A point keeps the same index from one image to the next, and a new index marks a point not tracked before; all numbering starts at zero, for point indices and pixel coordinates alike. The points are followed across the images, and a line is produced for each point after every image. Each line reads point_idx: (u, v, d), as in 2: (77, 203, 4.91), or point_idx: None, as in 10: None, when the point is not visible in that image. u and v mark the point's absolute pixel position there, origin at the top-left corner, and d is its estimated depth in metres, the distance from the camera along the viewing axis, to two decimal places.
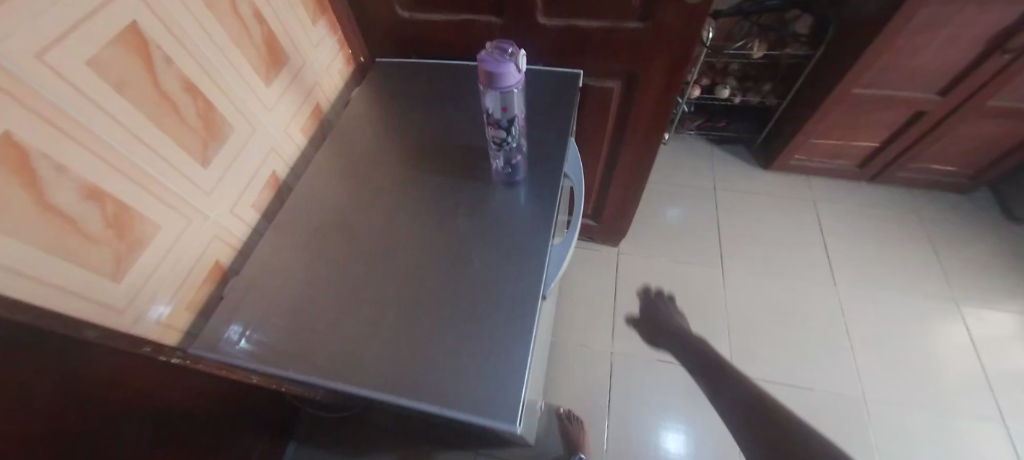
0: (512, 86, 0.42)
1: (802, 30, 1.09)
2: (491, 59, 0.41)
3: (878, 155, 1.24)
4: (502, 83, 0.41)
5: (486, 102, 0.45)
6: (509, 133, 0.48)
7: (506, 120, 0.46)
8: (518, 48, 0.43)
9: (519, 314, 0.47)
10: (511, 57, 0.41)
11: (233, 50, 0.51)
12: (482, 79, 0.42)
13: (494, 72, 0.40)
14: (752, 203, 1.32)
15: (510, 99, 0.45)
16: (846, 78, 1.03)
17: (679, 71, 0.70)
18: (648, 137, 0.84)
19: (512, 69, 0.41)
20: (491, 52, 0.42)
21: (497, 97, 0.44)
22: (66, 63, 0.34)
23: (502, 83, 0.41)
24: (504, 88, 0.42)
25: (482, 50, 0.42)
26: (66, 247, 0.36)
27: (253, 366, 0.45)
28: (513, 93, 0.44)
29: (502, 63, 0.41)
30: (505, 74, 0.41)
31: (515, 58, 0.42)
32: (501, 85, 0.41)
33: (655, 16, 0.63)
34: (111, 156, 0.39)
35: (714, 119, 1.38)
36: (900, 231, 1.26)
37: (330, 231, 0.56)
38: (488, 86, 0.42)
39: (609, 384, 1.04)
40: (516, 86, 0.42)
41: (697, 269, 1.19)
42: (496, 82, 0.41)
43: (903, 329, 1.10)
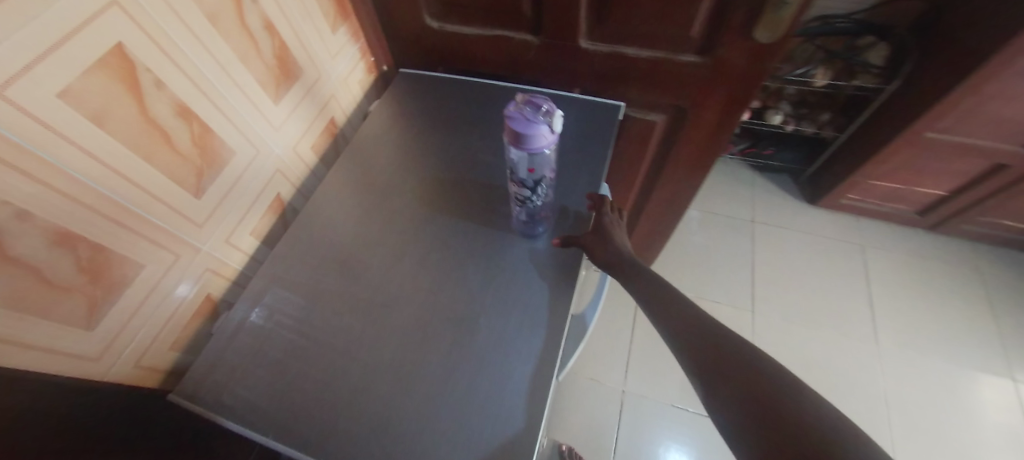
0: (544, 148, 0.36)
1: (876, 61, 0.98)
2: (522, 118, 0.36)
3: (944, 205, 1.11)
4: (529, 146, 0.36)
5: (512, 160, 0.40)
6: (533, 192, 0.42)
7: (532, 180, 0.40)
8: (554, 105, 0.37)
9: (527, 398, 0.42)
10: (545, 117, 0.36)
11: (238, 67, 0.46)
12: (510, 139, 0.36)
13: (521, 134, 0.35)
14: (793, 241, 1.22)
15: (539, 160, 0.39)
16: (922, 119, 0.92)
17: (736, 111, 0.62)
18: (690, 175, 0.76)
19: (544, 131, 0.35)
20: (522, 109, 0.37)
21: (524, 158, 0.39)
22: (31, 98, 0.30)
23: (528, 146, 0.36)
24: (531, 151, 0.36)
25: (512, 106, 0.37)
26: (29, 300, 0.32)
27: (233, 425, 0.42)
28: (543, 155, 0.38)
29: (533, 123, 0.35)
30: (536, 136, 0.35)
31: (549, 118, 0.36)
32: (528, 149, 0.36)
33: (716, 51, 0.54)
34: (86, 195, 0.35)
35: (760, 145, 1.24)
36: (958, 290, 1.14)
37: (329, 269, 0.51)
38: (515, 146, 0.37)
39: (616, 424, 0.99)
40: (548, 147, 0.37)
41: (725, 310, 1.11)
42: (522, 144, 0.36)
43: (952, 402, 0.98)
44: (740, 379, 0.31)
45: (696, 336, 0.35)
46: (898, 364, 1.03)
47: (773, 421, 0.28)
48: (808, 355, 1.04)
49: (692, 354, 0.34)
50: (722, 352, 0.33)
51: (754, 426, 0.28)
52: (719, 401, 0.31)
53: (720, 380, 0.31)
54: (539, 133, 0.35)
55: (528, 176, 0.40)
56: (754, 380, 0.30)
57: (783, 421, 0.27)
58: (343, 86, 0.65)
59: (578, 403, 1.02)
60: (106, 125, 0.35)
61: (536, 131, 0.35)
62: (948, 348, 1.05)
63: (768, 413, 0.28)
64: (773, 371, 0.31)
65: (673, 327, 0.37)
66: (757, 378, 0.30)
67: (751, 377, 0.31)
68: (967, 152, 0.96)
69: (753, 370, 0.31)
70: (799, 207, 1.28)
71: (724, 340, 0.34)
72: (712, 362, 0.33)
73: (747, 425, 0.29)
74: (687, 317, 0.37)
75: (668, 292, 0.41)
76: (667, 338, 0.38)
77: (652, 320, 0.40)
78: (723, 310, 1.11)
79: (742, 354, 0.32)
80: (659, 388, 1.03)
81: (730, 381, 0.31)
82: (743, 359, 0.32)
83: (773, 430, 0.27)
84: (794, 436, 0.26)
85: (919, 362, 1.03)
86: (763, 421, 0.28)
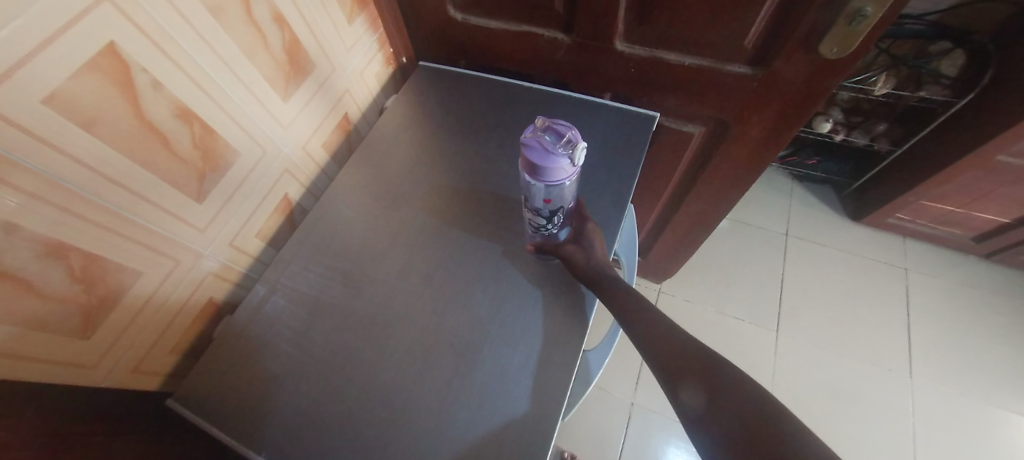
0: (562, 181, 0.34)
1: (948, 71, 0.88)
2: (540, 148, 0.34)
3: (1004, 233, 1.01)
4: (548, 178, 0.34)
5: (528, 190, 0.38)
6: (549, 219, 0.42)
7: (548, 211, 0.40)
8: (577, 133, 0.35)
9: (532, 440, 0.39)
10: (566, 148, 0.34)
11: (244, 63, 0.43)
12: (528, 171, 0.34)
13: (539, 166, 0.33)
14: (828, 259, 1.14)
15: (556, 192, 0.37)
16: (997, 139, 0.82)
17: (785, 129, 0.55)
18: (724, 191, 0.70)
19: (564, 165, 0.33)
20: (541, 136, 0.35)
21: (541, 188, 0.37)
22: (12, 105, 0.27)
23: (547, 178, 0.34)
24: (550, 184, 0.34)
25: (529, 133, 0.35)
26: (19, 312, 0.31)
27: (228, 441, 0.40)
28: (562, 185, 0.36)
29: (553, 155, 0.33)
30: (555, 170, 0.33)
31: (570, 148, 0.34)
32: (546, 181, 0.34)
33: (769, 63, 0.48)
34: (78, 204, 0.33)
35: (803, 154, 1.16)
36: (1010, 326, 1.04)
37: (333, 279, 0.49)
38: (532, 177, 0.35)
39: (622, 436, 0.96)
40: (567, 179, 0.35)
41: (747, 328, 1.05)
42: (541, 177, 0.34)
43: (990, 446, 0.92)
44: (714, 386, 0.33)
45: (668, 346, 0.37)
46: (933, 401, 0.96)
47: (748, 425, 0.31)
48: (833, 383, 0.98)
49: (664, 364, 0.36)
50: (693, 362, 0.35)
51: (731, 433, 0.31)
52: (698, 410, 0.33)
53: (697, 388, 0.34)
54: (559, 165, 0.33)
55: (546, 208, 0.39)
56: (727, 388, 0.33)
57: (756, 425, 0.30)
58: (359, 80, 0.62)
59: (584, 411, 0.99)
60: (97, 130, 0.33)
61: (555, 163, 0.33)
62: (990, 390, 0.97)
63: (744, 420, 0.31)
64: (740, 378, 0.34)
65: (642, 336, 0.39)
66: (729, 386, 0.33)
67: (724, 385, 0.33)
68: None
69: (724, 379, 0.34)
70: (839, 222, 1.19)
71: (694, 349, 0.36)
72: (686, 372, 0.35)
73: (726, 433, 0.31)
74: (658, 326, 0.39)
75: (636, 299, 0.42)
76: (637, 346, 0.39)
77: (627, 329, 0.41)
78: (745, 328, 1.05)
79: (711, 362, 0.35)
80: (669, 404, 1.00)
81: (706, 389, 0.33)
82: (714, 367, 0.35)
83: (751, 435, 0.30)
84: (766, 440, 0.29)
85: (956, 401, 0.96)
86: (741, 427, 0.31)
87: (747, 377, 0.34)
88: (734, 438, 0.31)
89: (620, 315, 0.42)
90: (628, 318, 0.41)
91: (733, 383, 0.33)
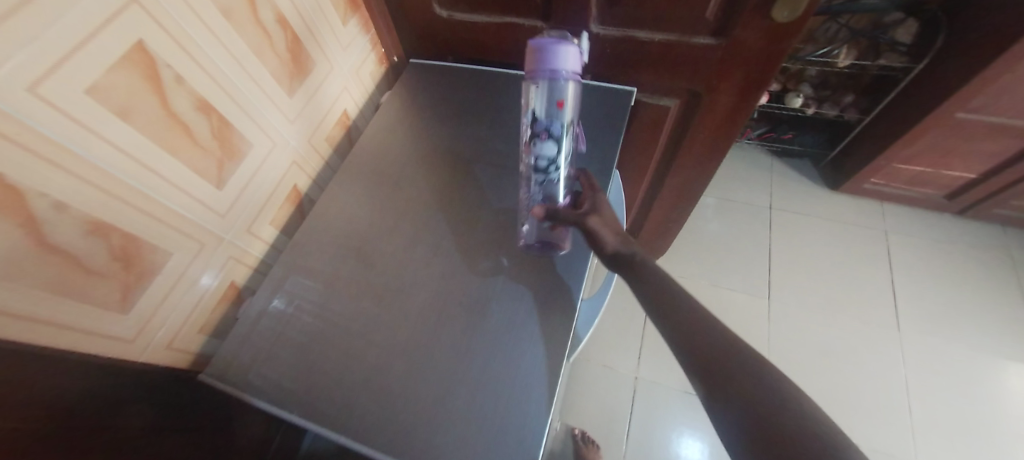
0: (563, 69, 0.45)
1: (903, 39, 0.94)
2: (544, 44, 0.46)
3: (971, 189, 1.08)
4: (556, 64, 0.45)
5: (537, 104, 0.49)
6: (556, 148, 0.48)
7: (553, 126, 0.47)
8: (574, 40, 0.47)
9: (539, 381, 0.43)
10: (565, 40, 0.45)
11: (253, 61, 0.47)
12: (535, 60, 0.45)
13: (543, 48, 0.44)
14: (812, 227, 1.19)
15: (563, 90, 0.47)
16: (953, 98, 0.88)
17: (752, 94, 0.60)
18: (704, 161, 0.75)
19: (564, 47, 0.45)
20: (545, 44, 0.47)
21: (547, 86, 0.47)
22: (61, 94, 0.31)
23: (556, 65, 0.45)
24: (555, 70, 0.45)
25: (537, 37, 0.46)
26: (69, 284, 0.35)
27: (260, 406, 0.44)
28: (565, 81, 0.47)
29: (556, 43, 0.45)
30: (556, 53, 0.44)
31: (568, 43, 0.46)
32: (554, 66, 0.45)
33: (730, 33, 0.53)
34: (115, 187, 0.36)
35: (779, 130, 1.22)
36: (987, 276, 1.10)
37: (346, 256, 0.53)
38: (539, 66, 0.45)
39: (630, 411, 1.00)
40: (567, 69, 0.46)
41: (740, 297, 1.09)
42: (550, 60, 0.45)
43: (978, 390, 0.96)
44: (749, 395, 0.32)
45: (703, 343, 0.36)
46: (921, 352, 1.01)
47: (777, 437, 0.30)
48: (826, 341, 1.02)
49: (697, 361, 0.36)
50: (729, 363, 0.35)
51: (756, 440, 0.30)
52: (722, 411, 0.33)
53: (725, 391, 0.33)
54: (566, 52, 0.45)
55: (553, 117, 0.48)
56: (763, 399, 0.32)
57: (787, 438, 0.29)
58: (355, 78, 0.66)
59: (590, 388, 1.03)
60: (130, 119, 0.36)
61: (563, 51, 0.45)
62: (972, 336, 1.03)
63: (772, 432, 0.30)
64: (783, 391, 0.32)
65: (676, 329, 0.39)
66: (766, 398, 0.32)
67: (759, 394, 0.32)
68: (1002, 132, 0.92)
69: (764, 390, 0.32)
70: (819, 192, 1.24)
71: (734, 351, 0.35)
72: (708, 367, 0.35)
73: (750, 441, 0.31)
74: (696, 321, 0.38)
75: (664, 286, 0.42)
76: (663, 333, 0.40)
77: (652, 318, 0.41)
78: (738, 298, 1.09)
79: (737, 360, 0.35)
80: (672, 374, 1.04)
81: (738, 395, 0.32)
82: (755, 374, 0.33)
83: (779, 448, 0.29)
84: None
85: (942, 349, 1.01)
86: (768, 438, 0.30)
87: (794, 392, 0.32)
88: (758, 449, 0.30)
89: (653, 307, 0.42)
90: (662, 312, 0.41)
91: (773, 394, 0.32)
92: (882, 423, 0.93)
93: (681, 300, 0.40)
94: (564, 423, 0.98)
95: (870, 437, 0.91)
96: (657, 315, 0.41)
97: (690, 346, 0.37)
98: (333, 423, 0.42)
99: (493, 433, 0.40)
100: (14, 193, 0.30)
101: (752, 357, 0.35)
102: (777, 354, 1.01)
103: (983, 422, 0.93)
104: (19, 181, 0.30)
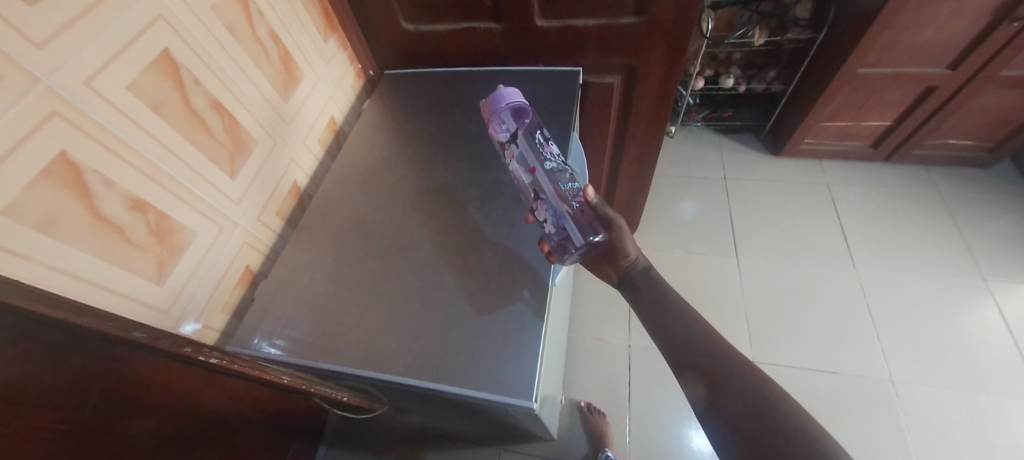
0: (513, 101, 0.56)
1: (802, 15, 1.14)
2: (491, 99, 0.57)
3: (890, 135, 1.25)
4: (508, 100, 0.56)
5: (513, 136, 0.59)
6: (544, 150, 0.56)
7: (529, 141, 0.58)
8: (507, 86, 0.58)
9: (530, 301, 0.50)
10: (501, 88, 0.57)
11: (253, 70, 0.56)
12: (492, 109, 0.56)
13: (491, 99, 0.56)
14: (763, 190, 1.33)
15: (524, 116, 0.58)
16: (851, 58, 1.05)
17: (678, 60, 0.72)
18: (652, 128, 0.86)
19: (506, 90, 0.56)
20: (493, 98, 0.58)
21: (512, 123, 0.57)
22: (110, 88, 0.38)
23: (515, 97, 0.56)
24: (512, 103, 0.56)
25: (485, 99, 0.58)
26: (116, 253, 0.41)
27: (288, 360, 0.50)
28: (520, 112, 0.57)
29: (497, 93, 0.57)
30: (502, 95, 0.56)
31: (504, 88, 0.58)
32: (510, 101, 0.56)
33: (649, 11, 0.65)
34: (152, 170, 0.43)
35: (720, 109, 1.41)
36: (919, 208, 1.26)
37: (349, 234, 0.60)
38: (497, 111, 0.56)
39: (629, 376, 1.09)
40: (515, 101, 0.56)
41: (712, 258, 1.20)
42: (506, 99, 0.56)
43: (930, 307, 1.08)
44: (731, 394, 0.42)
45: (697, 360, 0.46)
46: (876, 281, 1.13)
47: (755, 428, 0.39)
48: (793, 286, 1.13)
49: (689, 368, 0.46)
50: (721, 372, 0.44)
51: (740, 430, 0.40)
52: (710, 404, 0.43)
53: (712, 393, 0.43)
54: (510, 90, 0.56)
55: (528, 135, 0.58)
56: (743, 396, 0.41)
57: (761, 428, 0.39)
58: (337, 89, 0.75)
59: (590, 363, 1.12)
60: (161, 113, 0.44)
61: (506, 94, 0.56)
62: (918, 262, 1.16)
63: (746, 423, 0.40)
64: (759, 392, 0.41)
65: (673, 341, 0.49)
66: (743, 395, 0.41)
67: (739, 393, 0.42)
68: (900, 81, 1.10)
69: (743, 390, 0.42)
70: (765, 159, 1.40)
71: (719, 360, 0.45)
72: (702, 376, 0.45)
73: (735, 432, 0.40)
74: (687, 335, 0.49)
75: (666, 311, 0.53)
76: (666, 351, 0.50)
77: (655, 339, 0.52)
78: (710, 260, 1.20)
79: (725, 367, 0.44)
80: None
81: (721, 397, 0.42)
82: (737, 377, 0.43)
83: (751, 436, 0.39)
84: (773, 444, 0.37)
85: (895, 278, 1.13)
86: (748, 428, 0.39)
87: (770, 390, 0.41)
88: (740, 435, 0.40)
89: (654, 327, 0.53)
90: (659, 327, 0.52)
91: (757, 396, 0.41)
92: (853, 349, 1.03)
93: (679, 321, 0.51)
94: (569, 397, 1.07)
95: (848, 363, 1.01)
96: (655, 329, 0.52)
97: (684, 356, 0.47)
98: (356, 362, 0.48)
99: (498, 352, 0.47)
100: (74, 168, 0.36)
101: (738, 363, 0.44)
102: (753, 303, 1.11)
103: (942, 333, 1.04)
104: (80, 159, 0.37)
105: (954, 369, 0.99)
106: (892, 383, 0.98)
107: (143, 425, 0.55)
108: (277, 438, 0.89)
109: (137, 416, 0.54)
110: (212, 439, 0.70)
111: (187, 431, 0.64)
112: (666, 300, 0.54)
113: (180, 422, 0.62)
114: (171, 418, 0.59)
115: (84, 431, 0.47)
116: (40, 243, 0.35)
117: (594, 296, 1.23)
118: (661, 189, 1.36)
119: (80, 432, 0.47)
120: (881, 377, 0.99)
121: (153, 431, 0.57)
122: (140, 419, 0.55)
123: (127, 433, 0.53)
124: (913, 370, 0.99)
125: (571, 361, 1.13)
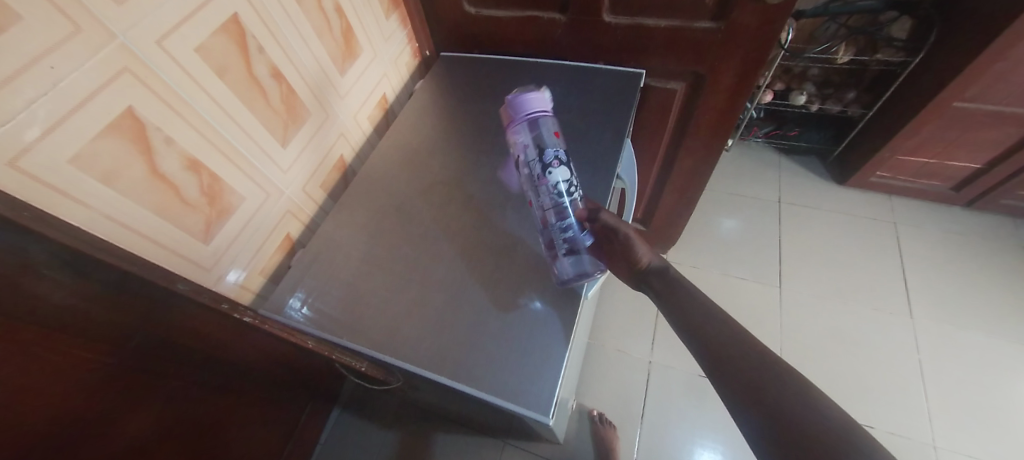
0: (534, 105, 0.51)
1: (898, 35, 1.06)
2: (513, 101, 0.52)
3: (976, 180, 1.19)
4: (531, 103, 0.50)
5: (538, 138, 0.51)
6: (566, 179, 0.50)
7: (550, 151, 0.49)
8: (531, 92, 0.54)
9: (559, 314, 0.48)
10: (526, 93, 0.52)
11: (314, 40, 0.56)
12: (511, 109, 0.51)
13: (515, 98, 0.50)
14: (816, 218, 1.31)
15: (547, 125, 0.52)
16: (947, 90, 1.00)
17: (752, 73, 0.66)
18: (711, 143, 0.81)
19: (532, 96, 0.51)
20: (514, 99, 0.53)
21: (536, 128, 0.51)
22: (179, 49, 0.39)
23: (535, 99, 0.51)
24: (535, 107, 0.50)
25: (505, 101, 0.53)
26: (170, 209, 0.42)
27: (313, 332, 0.51)
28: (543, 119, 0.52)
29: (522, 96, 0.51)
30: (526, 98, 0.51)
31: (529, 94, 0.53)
32: (533, 105, 0.50)
33: (729, 16, 0.60)
34: (209, 132, 0.44)
35: (784, 127, 1.36)
36: (996, 263, 1.19)
37: (389, 216, 0.60)
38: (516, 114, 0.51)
39: (645, 393, 1.07)
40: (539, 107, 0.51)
41: (753, 286, 1.19)
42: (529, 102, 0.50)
43: (993, 372, 1.03)
44: (767, 390, 0.37)
45: (725, 352, 0.41)
46: (934, 338, 1.08)
47: (799, 441, 0.33)
48: (835, 327, 1.11)
49: (717, 365, 0.41)
50: (752, 367, 0.39)
51: (782, 442, 0.34)
52: (749, 411, 0.37)
53: (745, 391, 0.38)
54: (538, 95, 0.51)
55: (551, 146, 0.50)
56: (782, 398, 0.36)
57: (809, 442, 0.32)
58: (392, 66, 0.75)
59: (606, 372, 1.11)
60: (224, 78, 0.44)
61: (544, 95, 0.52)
62: (979, 319, 1.10)
63: (786, 422, 0.34)
64: (795, 389, 0.36)
65: (697, 335, 0.44)
66: (780, 394, 0.36)
67: (777, 395, 0.36)
68: (1000, 120, 1.03)
69: (779, 388, 0.36)
70: (829, 188, 1.37)
71: (749, 355, 0.40)
72: (732, 373, 0.39)
73: (776, 441, 0.34)
74: (710, 322, 0.44)
75: (688, 295, 0.48)
76: (686, 343, 0.45)
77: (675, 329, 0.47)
78: (749, 286, 1.19)
79: (757, 361, 0.39)
80: (685, 360, 1.10)
81: (756, 392, 0.37)
82: (769, 371, 0.38)
83: (788, 438, 0.33)
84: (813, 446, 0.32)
85: (955, 334, 1.09)
86: (793, 441, 0.33)
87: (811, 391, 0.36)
88: (774, 437, 0.34)
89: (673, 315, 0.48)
90: (681, 315, 0.47)
91: (795, 394, 0.36)
92: (896, 406, 1.00)
93: (703, 312, 0.46)
94: (581, 405, 1.06)
95: (886, 419, 0.98)
96: (674, 317, 0.48)
97: (710, 349, 0.42)
98: (379, 344, 0.49)
99: (520, 361, 0.46)
100: (138, 124, 0.37)
101: (769, 355, 0.40)
102: (793, 338, 1.10)
103: (997, 403, 0.99)
104: (145, 116, 0.38)
105: (1010, 444, 0.94)
106: (934, 449, 0.95)
107: (180, 371, 0.59)
108: (295, 397, 0.94)
109: (172, 360, 0.57)
110: (238, 389, 0.74)
111: (219, 379, 0.68)
112: (688, 289, 0.49)
113: (214, 370, 0.65)
114: (203, 366, 0.62)
115: (124, 371, 0.50)
116: (101, 194, 0.36)
117: (620, 306, 1.21)
118: (707, 204, 1.36)
119: (121, 370, 0.50)
120: (922, 440, 0.96)
121: (189, 376, 0.61)
122: (176, 366, 0.58)
123: (161, 374, 0.56)
124: (961, 438, 0.95)
125: (588, 367, 1.12)
